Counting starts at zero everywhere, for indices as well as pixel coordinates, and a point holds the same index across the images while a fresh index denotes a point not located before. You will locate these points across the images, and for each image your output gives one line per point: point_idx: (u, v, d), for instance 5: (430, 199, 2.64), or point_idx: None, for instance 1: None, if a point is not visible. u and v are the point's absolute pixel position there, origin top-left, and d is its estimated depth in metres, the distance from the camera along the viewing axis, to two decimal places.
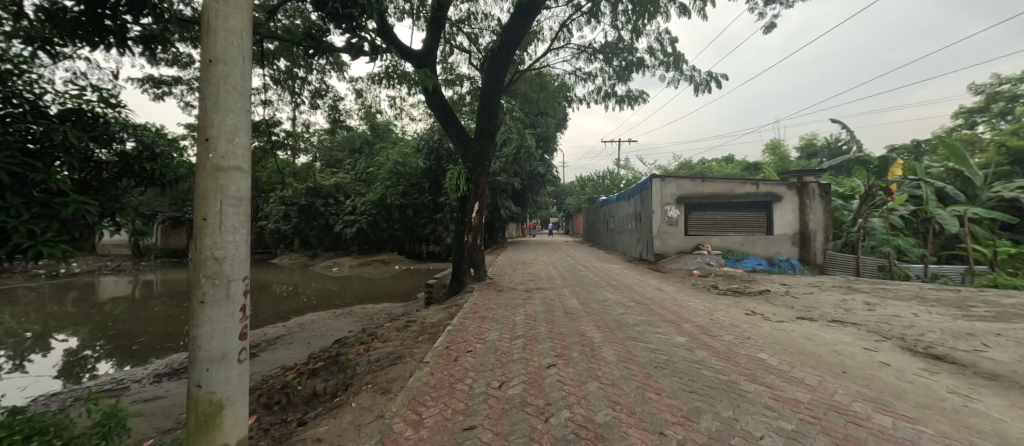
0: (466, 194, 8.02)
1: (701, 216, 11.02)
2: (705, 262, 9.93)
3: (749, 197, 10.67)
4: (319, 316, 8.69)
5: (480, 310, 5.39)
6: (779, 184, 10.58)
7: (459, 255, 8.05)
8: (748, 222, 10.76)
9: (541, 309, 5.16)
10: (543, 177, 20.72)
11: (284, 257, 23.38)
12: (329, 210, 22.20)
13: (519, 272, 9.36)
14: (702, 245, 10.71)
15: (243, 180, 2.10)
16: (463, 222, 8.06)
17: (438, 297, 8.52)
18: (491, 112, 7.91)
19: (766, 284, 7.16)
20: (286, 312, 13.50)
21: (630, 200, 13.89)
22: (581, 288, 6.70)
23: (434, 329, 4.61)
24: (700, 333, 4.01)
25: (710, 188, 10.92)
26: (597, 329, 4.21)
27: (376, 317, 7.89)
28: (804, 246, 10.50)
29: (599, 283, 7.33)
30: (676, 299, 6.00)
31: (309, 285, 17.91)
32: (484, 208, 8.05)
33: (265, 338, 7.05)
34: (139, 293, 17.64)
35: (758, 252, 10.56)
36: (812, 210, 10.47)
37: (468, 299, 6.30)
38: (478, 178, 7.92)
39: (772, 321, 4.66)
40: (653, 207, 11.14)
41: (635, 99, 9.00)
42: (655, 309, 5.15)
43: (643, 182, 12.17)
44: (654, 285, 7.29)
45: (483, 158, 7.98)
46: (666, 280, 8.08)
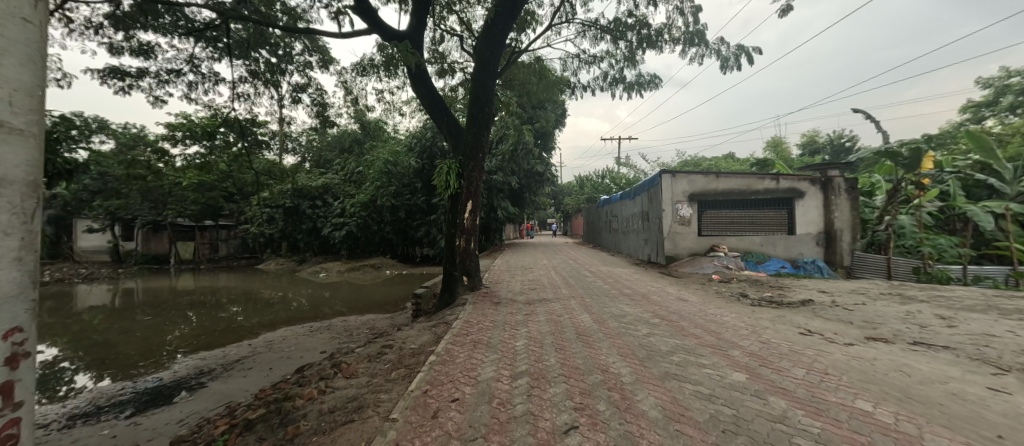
0: (458, 192, 7.03)
1: (716, 215, 10.10)
2: (722, 265, 9.03)
3: (768, 194, 9.77)
4: (293, 331, 7.71)
5: (473, 331, 4.40)
6: (801, 179, 9.65)
7: (449, 262, 7.06)
8: (767, 221, 9.86)
9: (547, 331, 4.20)
10: (542, 176, 19.76)
11: (271, 263, 22.30)
12: (317, 213, 21.17)
13: (519, 278, 8.39)
14: (717, 247, 9.79)
15: (14, 149, 1.13)
16: (454, 223, 7.07)
17: (427, 308, 7.53)
18: (484, 97, 6.94)
19: (803, 292, 6.22)
20: (268, 323, 12.50)
21: (636, 198, 12.99)
22: (591, 300, 5.75)
23: (414, 359, 3.64)
24: (759, 365, 3.06)
25: (725, 184, 10.00)
26: (623, 359, 3.24)
27: (357, 334, 6.89)
28: (830, 247, 9.58)
29: (612, 292, 6.37)
30: (706, 311, 5.06)
31: (295, 292, 16.86)
32: (478, 207, 7.08)
33: (224, 360, 6.07)
34: (118, 303, 16.65)
35: (778, 253, 9.66)
36: (838, 208, 9.53)
37: (458, 314, 5.33)
38: (471, 173, 6.92)
39: (839, 344, 3.70)
40: (663, 205, 10.26)
41: (646, 84, 8.08)
42: (687, 328, 4.19)
43: (651, 179, 11.26)
44: (673, 294, 6.35)
45: (476, 149, 6.98)
46: (684, 287, 7.14)
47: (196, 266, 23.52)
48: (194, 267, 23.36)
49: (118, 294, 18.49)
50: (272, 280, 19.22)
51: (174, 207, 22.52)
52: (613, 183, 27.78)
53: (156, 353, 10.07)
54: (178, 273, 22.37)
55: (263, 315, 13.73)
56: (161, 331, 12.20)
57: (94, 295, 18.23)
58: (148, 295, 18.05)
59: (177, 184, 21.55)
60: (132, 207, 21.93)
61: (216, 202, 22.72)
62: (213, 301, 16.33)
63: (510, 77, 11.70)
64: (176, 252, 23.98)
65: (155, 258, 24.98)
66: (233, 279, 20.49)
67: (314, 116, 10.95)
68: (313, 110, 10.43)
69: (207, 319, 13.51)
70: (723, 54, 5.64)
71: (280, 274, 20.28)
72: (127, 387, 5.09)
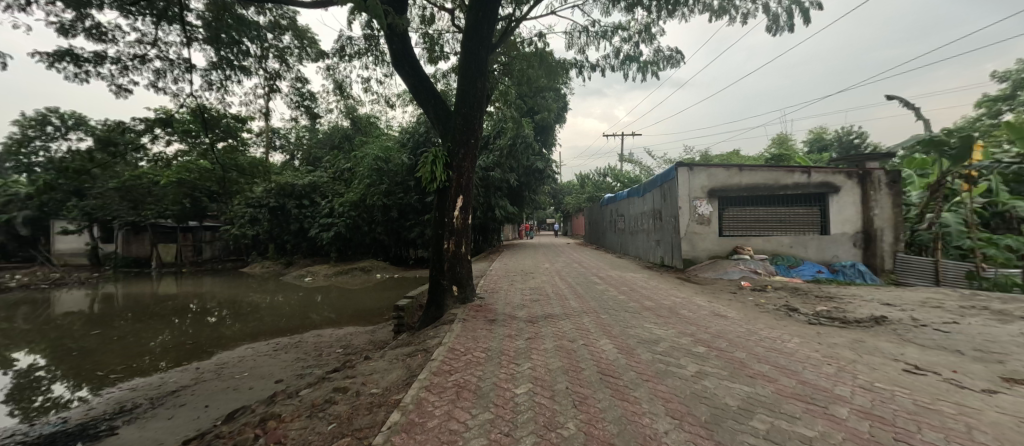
0: (446, 184, 5.90)
1: (739, 213, 9.01)
2: (750, 270, 7.93)
3: (797, 189, 8.68)
4: (255, 349, 6.58)
5: (457, 367, 3.25)
6: (836, 171, 8.55)
7: (436, 269, 5.95)
8: (797, 219, 8.77)
9: (557, 368, 3.07)
10: (542, 173, 18.62)
11: (256, 266, 21.13)
12: (304, 213, 19.97)
13: (519, 286, 7.30)
14: (741, 248, 8.69)
15: None
16: (442, 222, 5.94)
17: (410, 323, 6.40)
18: (476, 71, 5.81)
19: (864, 306, 5.11)
20: (245, 333, 11.35)
21: (646, 195, 11.93)
22: (608, 317, 4.64)
23: (369, 420, 2.49)
24: (896, 441, 1.96)
25: (750, 179, 8.90)
26: (679, 427, 2.12)
27: (326, 357, 5.79)
28: (869, 249, 8.48)
29: (631, 305, 5.26)
30: (757, 333, 3.96)
31: (279, 297, 15.76)
32: (470, 203, 5.98)
33: (157, 393, 4.92)
34: (97, 309, 15.60)
35: (811, 256, 8.57)
36: (878, 204, 8.46)
37: (443, 337, 4.20)
38: (461, 163, 5.83)
39: (974, 391, 2.59)
40: (680, 202, 9.17)
41: (666, 61, 6.96)
42: (749, 364, 3.05)
43: (664, 173, 10.15)
44: (705, 307, 5.24)
45: (467, 134, 5.85)
46: (713, 296, 6.04)
47: (178, 270, 22.31)
48: (177, 271, 22.18)
49: (96, 299, 17.42)
50: (255, 285, 18.05)
51: (153, 207, 21.28)
52: (615, 181, 26.72)
53: (128, 363, 9.06)
54: (159, 277, 21.21)
55: (243, 322, 12.63)
56: (134, 338, 11.14)
57: (69, 300, 17.12)
58: (128, 300, 16.97)
59: (156, 182, 20.33)
60: (109, 207, 20.71)
61: (199, 202, 21.53)
62: (194, 306, 15.23)
63: (510, 62, 10.62)
64: (158, 255, 22.75)
65: (135, 261, 23.74)
66: (218, 283, 19.38)
67: (295, 107, 9.87)
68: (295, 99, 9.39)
69: (185, 326, 12.45)
70: (772, 12, 4.60)
71: (265, 278, 19.12)
72: (15, 435, 3.95)
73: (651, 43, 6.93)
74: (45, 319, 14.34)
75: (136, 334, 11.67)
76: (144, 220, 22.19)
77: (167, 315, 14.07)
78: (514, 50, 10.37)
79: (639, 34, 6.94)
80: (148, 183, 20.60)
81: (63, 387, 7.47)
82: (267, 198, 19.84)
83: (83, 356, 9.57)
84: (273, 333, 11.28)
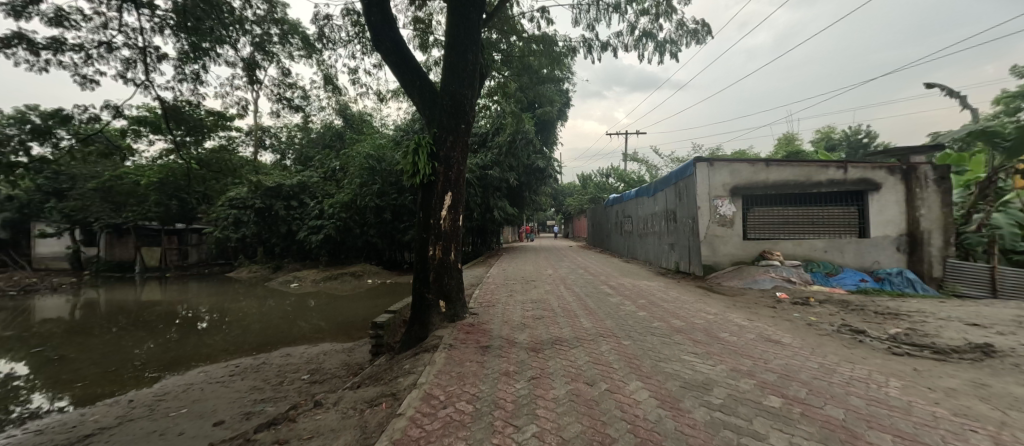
0: (431, 178, 4.90)
1: (765, 214, 8.03)
2: (783, 278, 6.95)
3: (831, 186, 7.72)
4: (208, 375, 5.58)
5: (431, 432, 2.25)
6: (877, 166, 7.59)
7: (420, 280, 4.96)
8: (832, 221, 7.80)
9: (577, 439, 2.08)
10: (543, 172, 17.65)
11: (243, 270, 20.15)
12: (292, 214, 18.98)
13: (519, 298, 6.31)
14: (770, 253, 7.70)
15: None
16: (427, 224, 4.96)
17: (390, 344, 5.43)
18: (467, 40, 4.81)
19: (949, 328, 4.11)
20: (220, 344, 10.34)
21: (657, 194, 10.96)
22: (632, 343, 3.68)
23: None
24: None
25: (777, 175, 7.92)
26: None
27: (288, 388, 4.82)
28: (914, 255, 7.50)
29: (657, 327, 4.27)
30: (836, 370, 2.99)
31: (264, 303, 14.82)
32: (460, 201, 5.00)
33: (64, 438, 3.91)
34: (78, 315, 14.69)
35: (848, 262, 7.59)
36: (925, 203, 7.50)
37: (420, 375, 3.20)
38: (450, 153, 4.86)
39: None
40: (698, 201, 8.17)
41: (692, 36, 5.98)
42: (859, 432, 2.08)
43: (679, 170, 9.18)
44: (748, 328, 4.24)
45: (455, 117, 4.86)
46: (751, 313, 5.06)
47: (162, 275, 21.36)
48: (161, 276, 21.22)
49: (77, 304, 16.49)
50: (241, 290, 17.11)
51: (136, 209, 20.33)
52: (618, 182, 25.81)
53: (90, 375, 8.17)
54: (143, 282, 20.26)
55: (223, 330, 11.72)
56: (107, 347, 10.24)
57: (49, 306, 16.22)
58: (110, 306, 16.09)
59: (138, 183, 19.36)
60: (90, 209, 19.74)
61: (185, 204, 20.62)
62: (177, 313, 14.35)
63: (510, 50, 9.74)
64: (142, 258, 21.78)
65: (119, 265, 22.77)
66: (205, 288, 18.50)
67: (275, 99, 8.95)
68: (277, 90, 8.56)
69: (165, 334, 11.57)
70: None
71: (251, 283, 18.16)
72: None
73: (671, 17, 6.00)
74: (20, 326, 13.43)
75: (110, 341, 10.83)
76: (127, 222, 21.20)
77: (144, 322, 13.17)
78: (515, 36, 9.42)
79: (658, 4, 5.98)
80: (131, 183, 19.64)
81: (42, 397, 6.88)
82: (251, 199, 18.62)
83: (49, 366, 8.75)
84: (256, 341, 10.42)
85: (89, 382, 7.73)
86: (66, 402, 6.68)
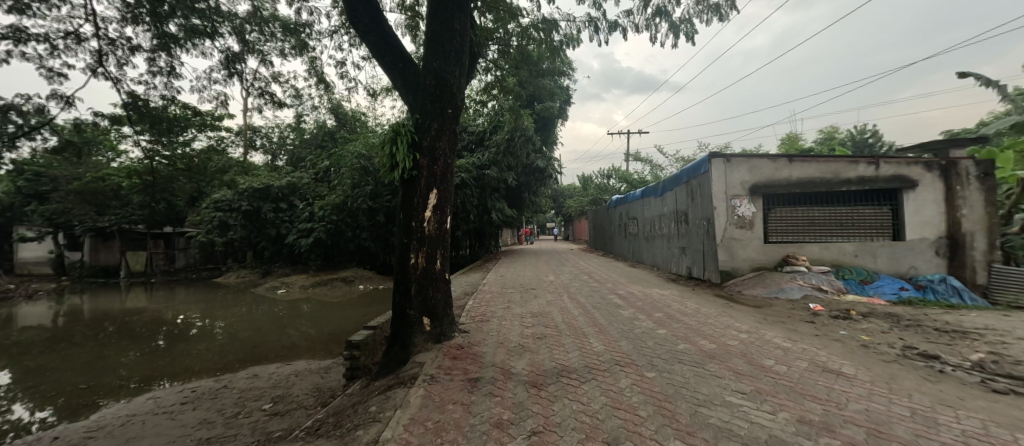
0: (412, 173, 4.15)
1: (788, 215, 7.30)
2: (813, 286, 6.23)
3: (862, 184, 6.99)
4: (156, 403, 4.80)
5: None
6: (912, 162, 6.88)
7: (400, 293, 4.21)
8: (863, 222, 7.07)
9: None
10: (542, 172, 16.93)
11: (232, 275, 19.36)
12: (281, 217, 18.20)
13: (517, 311, 5.55)
14: (795, 257, 6.96)
15: None
16: (407, 227, 4.20)
17: (367, 367, 4.68)
18: (453, 8, 4.06)
19: None
20: (198, 352, 9.59)
21: (666, 195, 10.25)
22: (660, 377, 2.93)
23: None
24: None
25: (802, 171, 7.18)
26: None
27: (242, 423, 4.06)
28: (955, 260, 6.77)
29: (685, 351, 3.51)
30: (940, 423, 2.23)
31: (252, 310, 14.09)
32: (447, 200, 4.27)
33: None
34: (55, 323, 13.97)
35: (882, 267, 6.86)
36: (966, 203, 6.78)
37: (387, 425, 2.43)
38: (434, 143, 4.11)
39: None
40: (715, 201, 7.43)
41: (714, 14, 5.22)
42: None
43: (692, 167, 8.44)
44: (796, 353, 3.48)
45: (440, 100, 4.11)
46: (789, 330, 4.32)
47: (148, 280, 20.61)
48: (147, 281, 20.46)
49: (60, 311, 15.76)
50: (228, 297, 16.35)
51: (120, 212, 19.59)
52: (620, 183, 25.10)
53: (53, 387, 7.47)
54: (128, 288, 19.45)
55: (205, 339, 11.01)
56: (90, 356, 9.59)
57: (30, 313, 15.45)
58: (93, 313, 15.37)
59: (121, 185, 18.54)
60: (71, 212, 18.92)
61: (171, 207, 19.85)
62: (163, 319, 13.66)
63: (505, 40, 9.04)
64: (127, 263, 21.01)
65: (103, 270, 21.92)
66: (192, 294, 17.76)
67: (253, 93, 8.26)
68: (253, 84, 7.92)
69: (150, 342, 10.90)
70: None
71: (239, 288, 17.41)
72: None
73: None
74: None
75: (86, 350, 10.17)
76: (112, 226, 20.47)
77: (124, 330, 12.45)
78: (513, 23, 8.68)
79: None
80: (114, 185, 18.91)
81: (22, 407, 6.41)
82: (238, 201, 17.81)
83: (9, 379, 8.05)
84: (239, 350, 9.73)
85: (70, 391, 7.24)
86: (49, 412, 6.16)
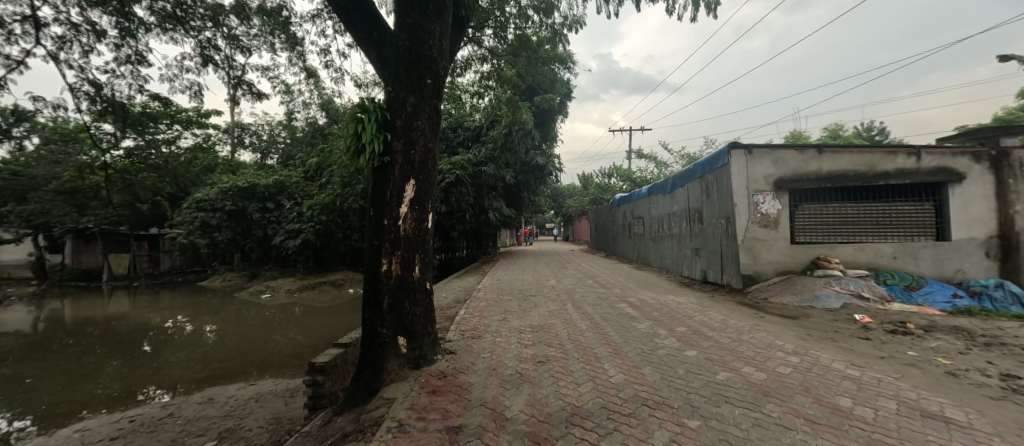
0: (384, 160, 3.37)
1: (817, 212, 6.54)
2: (853, 293, 5.48)
3: (902, 177, 6.23)
4: (79, 439, 3.99)
5: None
6: (958, 153, 6.13)
7: (370, 306, 3.42)
8: (902, 220, 6.30)
9: None
10: (542, 170, 16.18)
11: (217, 277, 18.53)
12: (268, 218, 17.40)
13: (514, 324, 4.76)
14: (826, 260, 6.20)
15: None
16: (378, 226, 3.42)
17: (332, 394, 3.90)
18: None
19: None
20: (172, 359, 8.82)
21: (676, 192, 9.47)
22: (708, 426, 2.16)
23: None
24: None
25: (833, 163, 6.42)
26: None
27: None
28: (1008, 262, 6.03)
29: (729, 384, 2.73)
30: None
31: (236, 315, 13.31)
32: (428, 191, 3.50)
33: None
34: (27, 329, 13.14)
35: (926, 271, 6.11)
36: (1019, 198, 6.06)
37: None
38: (411, 121, 3.34)
39: None
40: (735, 197, 6.66)
41: None
42: None
43: (707, 160, 7.68)
44: (873, 388, 2.69)
45: (416, 67, 3.32)
46: (846, 350, 3.57)
47: (130, 283, 19.78)
48: (130, 284, 19.60)
49: (38, 316, 14.97)
50: (213, 301, 15.55)
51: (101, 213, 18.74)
52: (622, 182, 24.38)
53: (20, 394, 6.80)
54: (110, 291, 18.59)
55: (181, 345, 10.22)
56: (72, 362, 8.86)
57: (6, 319, 14.59)
58: (70, 318, 14.56)
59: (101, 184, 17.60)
60: (50, 213, 18.00)
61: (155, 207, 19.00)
62: (145, 324, 12.91)
63: (503, 21, 8.12)
64: (109, 266, 20.14)
65: (85, 274, 20.98)
66: (176, 298, 16.93)
67: (228, 83, 7.51)
68: (230, 71, 7.17)
69: (130, 347, 10.17)
70: None
71: (225, 292, 16.61)
72: None
73: None
74: None
75: (62, 356, 9.45)
76: (91, 226, 19.57)
77: (107, 335, 11.68)
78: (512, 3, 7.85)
79: None
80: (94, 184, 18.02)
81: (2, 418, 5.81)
82: (222, 201, 16.89)
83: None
84: (217, 358, 8.95)
85: (54, 398, 6.58)
86: (28, 420, 5.65)
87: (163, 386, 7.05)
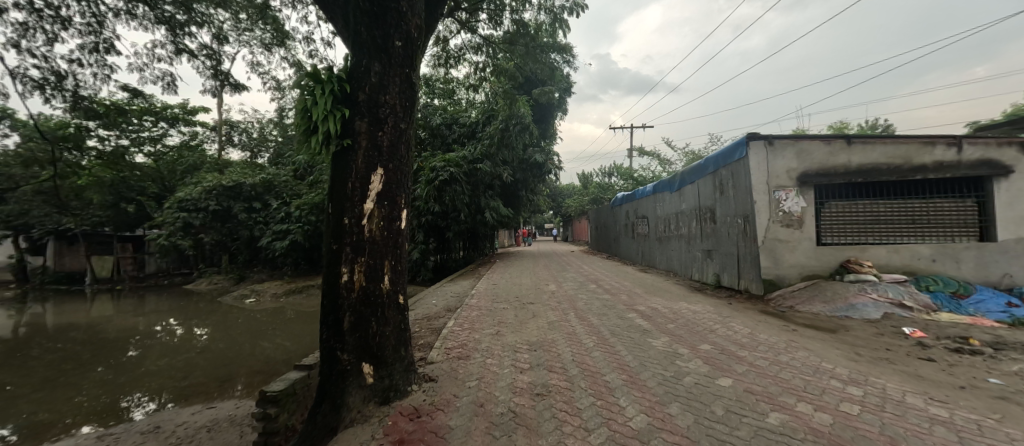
0: (343, 143, 2.71)
1: (846, 210, 5.90)
2: (893, 302, 4.85)
3: (941, 170, 5.59)
4: None
5: None
6: (1003, 143, 5.50)
7: (329, 327, 2.76)
8: (941, 218, 5.67)
9: None
10: (541, 168, 15.57)
11: (204, 280, 17.84)
12: (256, 218, 16.75)
13: (509, 340, 4.10)
14: (857, 263, 5.58)
15: None
16: (337, 226, 2.76)
17: (287, 429, 3.21)
18: None
19: None
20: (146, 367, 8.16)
21: (685, 189, 8.82)
22: None
23: None
24: None
25: (863, 155, 5.78)
26: None
27: None
28: None
29: (788, 433, 2.07)
30: None
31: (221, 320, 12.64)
32: (399, 182, 2.84)
33: None
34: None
35: (969, 274, 5.47)
36: None
37: None
38: (376, 93, 2.68)
39: None
40: (755, 194, 6.01)
41: None
42: None
43: (721, 153, 7.01)
44: (980, 438, 2.03)
45: (381, 27, 2.67)
46: (914, 377, 2.92)
47: (115, 286, 19.06)
48: (113, 288, 18.87)
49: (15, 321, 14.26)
50: (199, 305, 14.85)
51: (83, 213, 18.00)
52: (623, 181, 23.76)
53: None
54: (92, 295, 17.85)
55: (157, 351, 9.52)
56: (53, 368, 8.19)
57: None
58: (46, 324, 13.82)
59: None
60: (29, 213, 17.28)
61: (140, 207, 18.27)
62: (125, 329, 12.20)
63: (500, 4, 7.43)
64: (92, 269, 19.41)
65: (67, 277, 20.18)
66: (160, 302, 16.21)
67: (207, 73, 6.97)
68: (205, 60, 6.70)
69: (106, 353, 9.51)
70: None
71: (211, 296, 15.92)
72: None
73: None
74: None
75: (36, 363, 8.79)
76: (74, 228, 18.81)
77: (86, 341, 11.02)
78: None
79: None
80: None
81: None
82: (206, 200, 16.03)
83: None
84: (196, 365, 8.29)
85: (31, 407, 5.89)
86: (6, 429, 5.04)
87: (148, 393, 6.42)
